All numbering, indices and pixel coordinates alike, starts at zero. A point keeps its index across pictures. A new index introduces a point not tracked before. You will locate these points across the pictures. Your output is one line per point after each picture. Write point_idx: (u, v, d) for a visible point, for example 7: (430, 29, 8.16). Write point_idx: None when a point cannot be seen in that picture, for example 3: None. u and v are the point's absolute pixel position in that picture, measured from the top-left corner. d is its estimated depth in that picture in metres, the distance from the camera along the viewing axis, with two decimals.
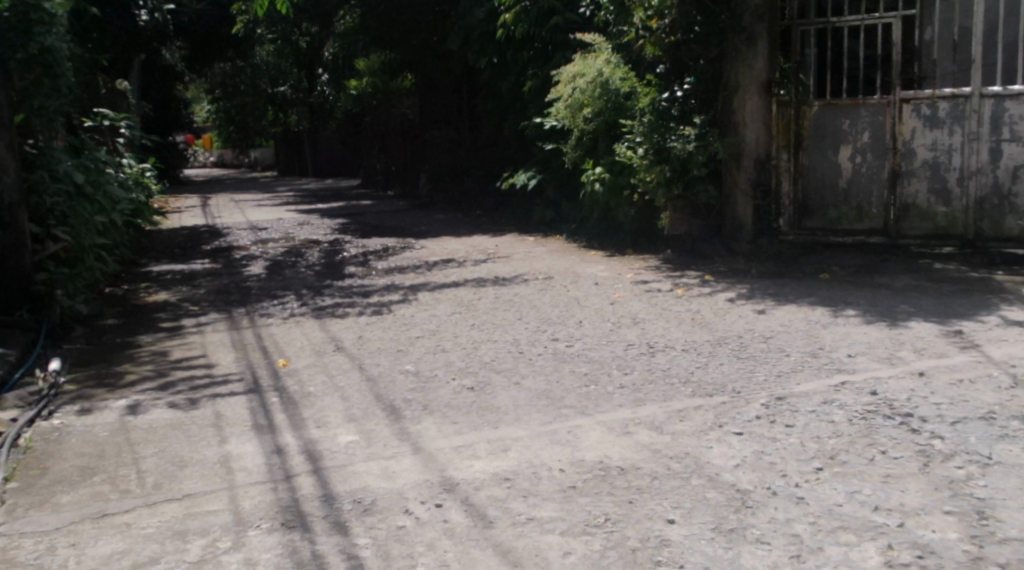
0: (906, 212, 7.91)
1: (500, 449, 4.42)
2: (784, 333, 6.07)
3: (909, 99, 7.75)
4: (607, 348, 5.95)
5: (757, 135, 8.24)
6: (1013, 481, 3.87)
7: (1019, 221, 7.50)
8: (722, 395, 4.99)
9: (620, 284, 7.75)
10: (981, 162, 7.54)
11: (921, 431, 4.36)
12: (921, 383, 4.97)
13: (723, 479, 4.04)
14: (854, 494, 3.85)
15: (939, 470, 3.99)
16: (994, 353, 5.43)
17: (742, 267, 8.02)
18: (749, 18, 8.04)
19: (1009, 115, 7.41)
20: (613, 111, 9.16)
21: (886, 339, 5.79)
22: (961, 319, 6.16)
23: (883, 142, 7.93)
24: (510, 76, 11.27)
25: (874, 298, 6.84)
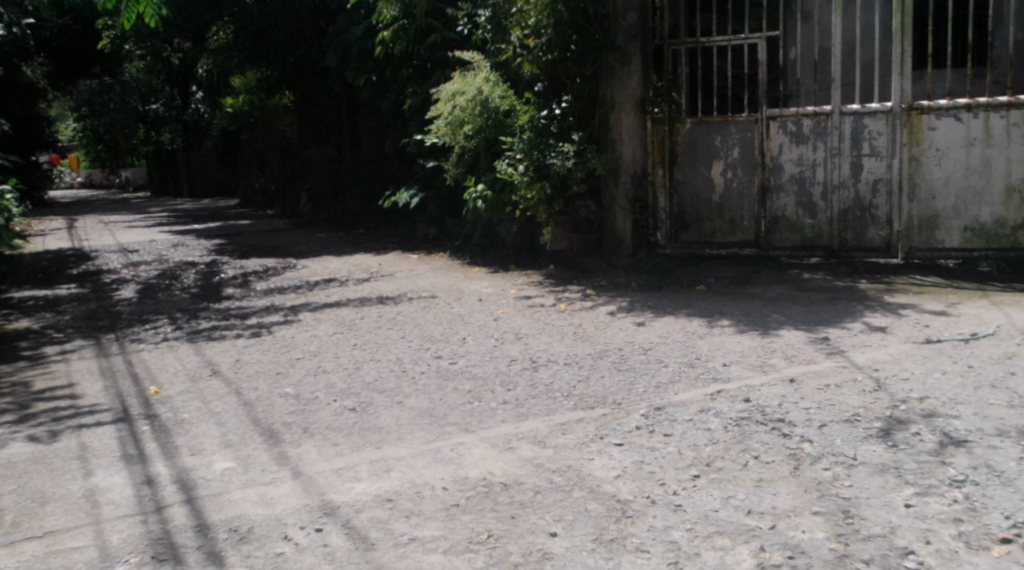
0: (776, 224, 8.22)
1: (382, 470, 4.38)
2: (662, 344, 6.23)
3: (775, 116, 8.08)
4: (490, 364, 5.97)
5: (634, 151, 8.46)
6: (876, 479, 4.05)
7: (879, 232, 7.90)
8: (603, 407, 5.07)
9: (503, 300, 7.80)
10: (843, 177, 7.91)
11: (791, 435, 4.53)
12: (792, 389, 5.17)
13: (604, 490, 4.10)
14: (729, 499, 3.97)
15: (808, 472, 4.15)
16: (858, 358, 5.69)
17: (623, 280, 8.17)
18: (623, 37, 8.27)
19: (868, 131, 7.80)
20: (493, 128, 9.02)
21: (758, 348, 6.00)
22: (827, 326, 6.44)
23: (753, 158, 8.23)
24: (389, 94, 11.18)
25: (747, 307, 7.08)
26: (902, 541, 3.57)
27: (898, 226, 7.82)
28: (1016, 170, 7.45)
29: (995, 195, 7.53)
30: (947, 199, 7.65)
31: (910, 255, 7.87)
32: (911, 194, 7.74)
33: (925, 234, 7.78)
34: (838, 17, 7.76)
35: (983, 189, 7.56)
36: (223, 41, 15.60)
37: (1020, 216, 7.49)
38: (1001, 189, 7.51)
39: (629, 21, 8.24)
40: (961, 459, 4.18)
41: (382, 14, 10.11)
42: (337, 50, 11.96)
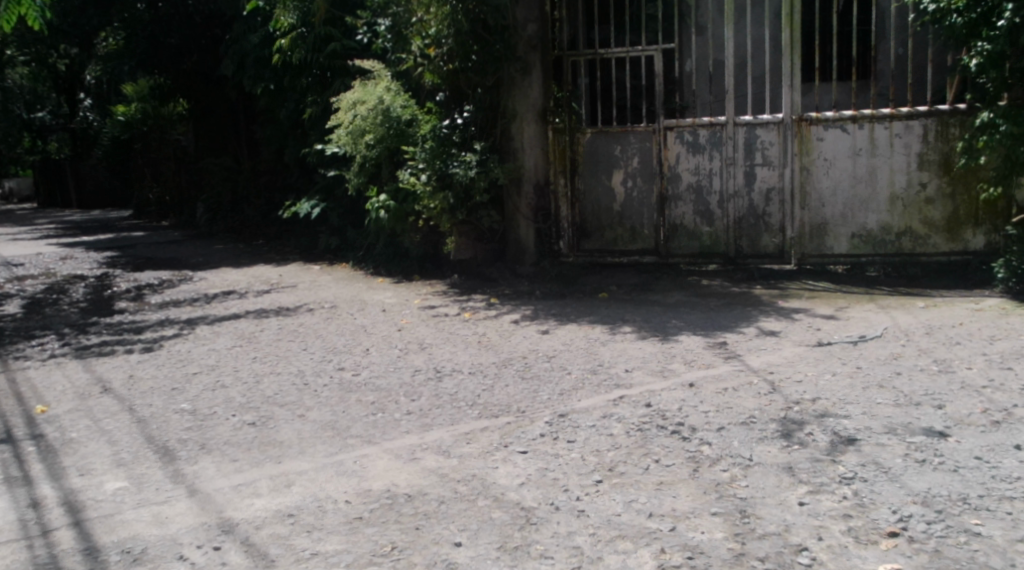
0: (674, 232, 8.41)
1: (283, 485, 4.30)
2: (565, 351, 6.28)
3: (672, 127, 8.25)
4: (394, 375, 5.92)
5: (536, 161, 8.49)
6: (771, 479, 4.17)
7: (773, 239, 8.15)
8: (508, 415, 5.09)
9: (407, 310, 7.75)
10: (738, 186, 8.14)
11: (691, 438, 4.63)
12: (691, 393, 5.28)
13: (508, 498, 4.11)
14: (631, 503, 4.02)
15: (707, 474, 4.24)
16: (754, 361, 5.85)
17: (526, 289, 8.22)
18: (523, 48, 8.28)
19: (761, 141, 8.04)
20: (396, 137, 8.82)
21: (659, 353, 6.10)
22: (725, 331, 6.60)
23: (651, 167, 8.39)
24: (288, 102, 10.96)
25: (648, 314, 7.20)
26: (796, 538, 3.68)
27: (790, 234, 8.08)
28: (899, 180, 7.77)
29: (880, 203, 7.85)
30: (836, 207, 7.95)
31: (803, 261, 8.12)
32: (802, 203, 8.01)
33: (817, 241, 8.05)
34: (730, 31, 7.97)
35: (868, 198, 7.87)
36: (113, 47, 15.22)
37: (903, 223, 7.82)
38: (885, 198, 7.83)
39: (528, 33, 8.29)
40: (851, 457, 4.33)
41: (280, 21, 10.01)
42: (234, 59, 11.74)
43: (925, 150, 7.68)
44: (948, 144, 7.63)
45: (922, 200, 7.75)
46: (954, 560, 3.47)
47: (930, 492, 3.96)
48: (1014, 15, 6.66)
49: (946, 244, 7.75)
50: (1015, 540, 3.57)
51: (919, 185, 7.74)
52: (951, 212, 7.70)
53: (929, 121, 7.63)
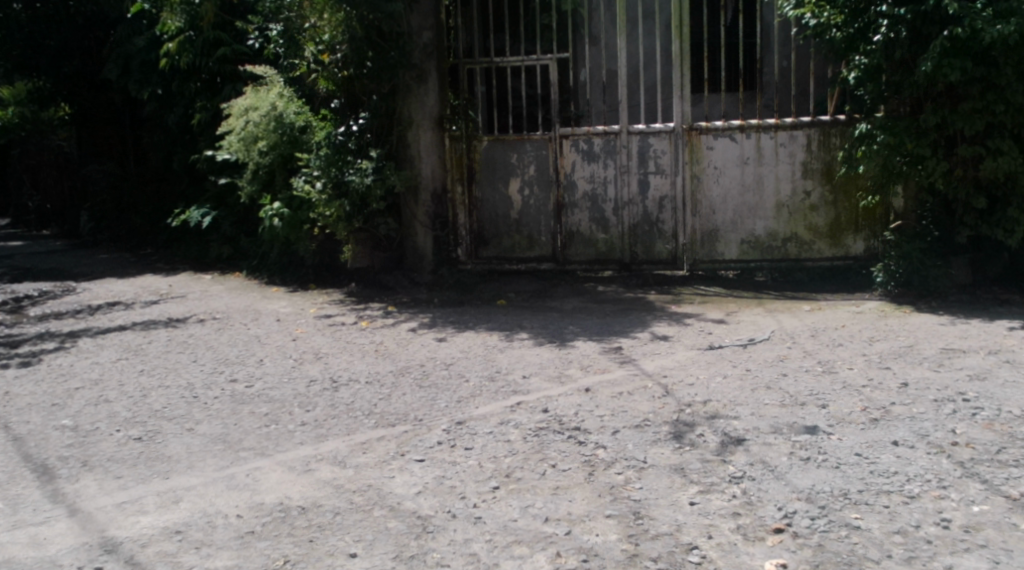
0: (571, 239, 8.50)
1: (170, 501, 4.18)
2: (463, 358, 6.27)
3: (567, 135, 8.36)
4: (288, 386, 5.82)
5: (433, 169, 8.42)
6: (664, 480, 4.25)
7: (666, 245, 8.32)
8: (405, 424, 5.06)
9: (303, 319, 7.63)
10: (632, 194, 8.29)
11: (586, 443, 4.68)
12: (587, 398, 5.34)
13: (405, 507, 4.09)
14: (527, 508, 4.04)
15: (602, 477, 4.30)
16: (648, 366, 5.95)
17: (424, 296, 8.16)
18: (419, 56, 8.24)
19: (653, 150, 8.21)
20: (289, 144, 8.65)
21: (556, 359, 6.16)
22: (619, 336, 6.71)
23: (548, 175, 8.47)
24: (176, 108, 10.62)
25: (545, 320, 7.25)
26: (687, 537, 3.76)
27: (682, 240, 8.27)
28: (785, 188, 8.03)
29: (767, 210, 8.10)
30: (726, 214, 8.16)
31: (695, 267, 8.32)
32: (694, 210, 8.21)
33: (708, 247, 8.26)
34: (623, 41, 8.14)
35: (756, 205, 8.11)
36: None
37: (789, 230, 8.09)
38: (772, 205, 8.08)
39: (424, 40, 8.25)
40: (739, 457, 4.45)
41: (167, 25, 9.75)
42: (118, 62, 11.34)
43: (809, 159, 7.96)
44: (830, 154, 7.93)
45: (806, 207, 8.02)
46: (836, 554, 3.60)
47: (813, 488, 4.10)
48: (889, 30, 6.94)
49: (829, 250, 8.05)
50: (892, 532, 3.72)
51: (804, 193, 8.01)
52: (834, 219, 8.00)
53: (812, 131, 7.92)
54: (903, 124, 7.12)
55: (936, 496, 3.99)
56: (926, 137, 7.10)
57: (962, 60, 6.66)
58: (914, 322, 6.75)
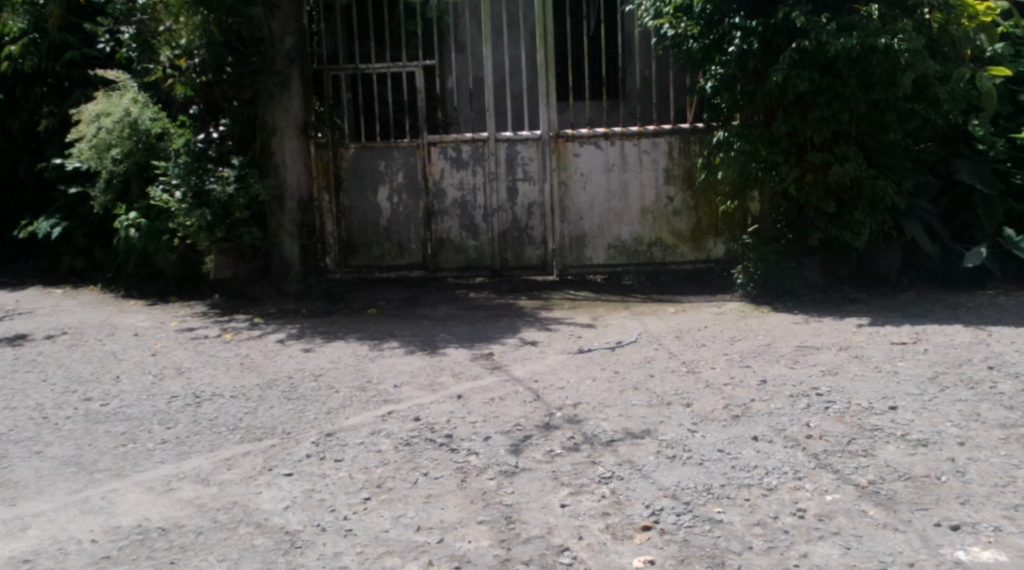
0: (441, 246, 8.50)
1: (18, 530, 3.95)
2: (333, 369, 6.17)
3: (435, 143, 8.34)
4: (147, 403, 5.60)
5: (299, 177, 8.26)
6: (536, 484, 4.28)
7: (536, 251, 8.42)
8: (272, 438, 4.94)
9: (162, 333, 7.36)
10: (501, 201, 8.35)
11: (459, 449, 4.68)
12: (459, 404, 5.34)
13: (272, 524, 3.99)
14: (399, 518, 4.00)
15: (474, 484, 4.30)
16: (519, 371, 6.00)
17: (292, 307, 7.99)
18: (281, 61, 8.05)
19: (521, 157, 8.29)
20: (145, 152, 8.31)
21: (427, 367, 6.13)
22: (489, 342, 6.73)
23: (416, 183, 8.44)
24: (20, 114, 10.04)
25: (417, 328, 7.22)
26: (558, 539, 3.80)
27: (551, 245, 8.38)
28: (649, 194, 8.25)
29: (633, 216, 8.29)
30: (593, 219, 8.31)
31: (564, 272, 8.45)
32: (562, 216, 8.32)
33: (577, 252, 8.39)
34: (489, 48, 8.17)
35: (622, 210, 8.29)
36: None
37: (653, 234, 8.31)
38: (637, 210, 8.28)
39: (287, 46, 8.08)
40: (608, 458, 4.53)
41: (8, 27, 9.31)
42: None
43: (670, 166, 8.21)
44: (690, 160, 8.20)
45: (669, 212, 8.26)
46: (700, 548, 3.70)
47: (679, 485, 4.21)
48: (743, 41, 7.22)
49: (691, 254, 8.32)
50: (752, 524, 3.86)
51: (667, 199, 8.25)
52: (696, 223, 8.27)
53: (673, 139, 8.17)
54: (757, 132, 7.44)
55: (792, 487, 4.16)
56: (779, 144, 7.41)
57: (810, 71, 6.97)
58: (773, 321, 7.02)
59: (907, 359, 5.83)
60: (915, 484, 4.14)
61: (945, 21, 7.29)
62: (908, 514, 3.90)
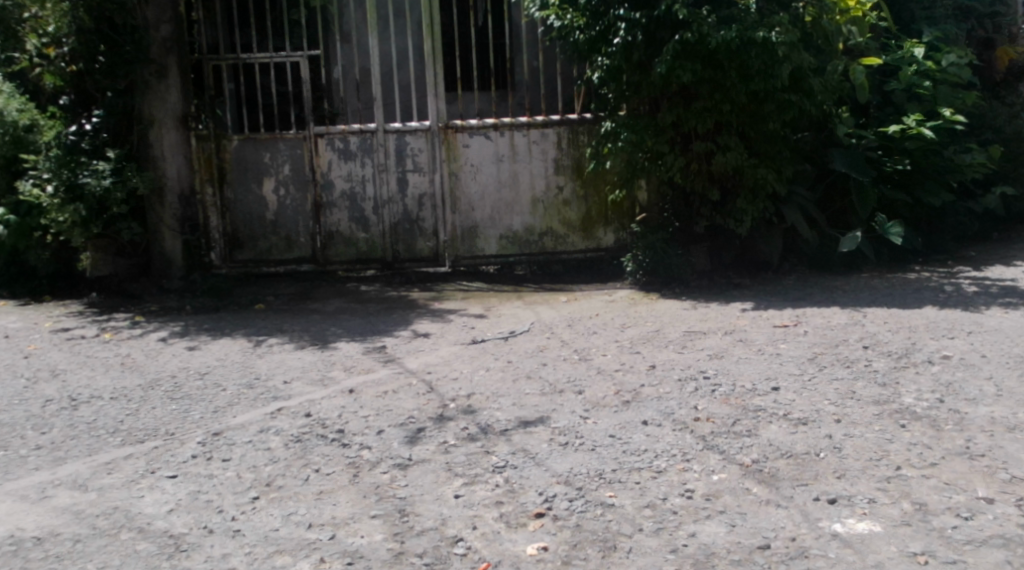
0: (330, 239, 8.37)
1: None
2: (219, 367, 6.01)
3: (322, 134, 8.21)
4: (20, 408, 5.35)
5: (180, 169, 8.02)
6: (429, 476, 4.26)
7: (428, 243, 8.37)
8: (155, 439, 4.78)
9: (36, 334, 7.04)
10: (391, 192, 8.27)
11: (350, 444, 4.62)
12: (351, 399, 5.27)
13: (155, 528, 3.86)
14: (289, 516, 3.93)
15: (367, 478, 4.25)
16: (412, 363, 5.96)
17: (175, 304, 7.76)
18: (157, 50, 7.83)
19: (410, 148, 8.22)
20: (12, 145, 7.82)
21: (318, 362, 6.03)
22: (381, 335, 6.67)
23: (303, 175, 8.29)
24: None
25: (306, 323, 7.10)
26: (452, 530, 3.79)
27: (443, 237, 8.34)
28: (539, 183, 8.30)
29: (523, 206, 8.33)
30: (484, 210, 8.32)
31: (456, 263, 8.43)
32: (453, 207, 8.30)
33: (468, 244, 8.37)
34: (375, 39, 8.07)
35: (513, 201, 8.32)
36: None
37: (545, 224, 8.37)
38: (528, 201, 8.32)
39: (162, 34, 7.84)
40: (502, 447, 4.55)
41: None
42: None
43: (560, 156, 8.28)
44: (579, 150, 8.30)
45: (559, 202, 8.34)
46: (592, 532, 3.75)
47: (571, 471, 4.26)
48: (628, 33, 7.28)
49: (582, 243, 8.42)
50: (642, 507, 3.93)
51: (557, 189, 8.32)
52: (585, 213, 8.38)
53: (562, 129, 8.25)
54: (642, 123, 7.57)
55: (681, 468, 4.26)
56: (664, 134, 7.57)
57: (693, 63, 7.12)
58: (661, 308, 7.16)
59: (788, 342, 6.03)
60: (796, 461, 4.29)
61: (818, 17, 7.45)
62: (790, 490, 4.03)
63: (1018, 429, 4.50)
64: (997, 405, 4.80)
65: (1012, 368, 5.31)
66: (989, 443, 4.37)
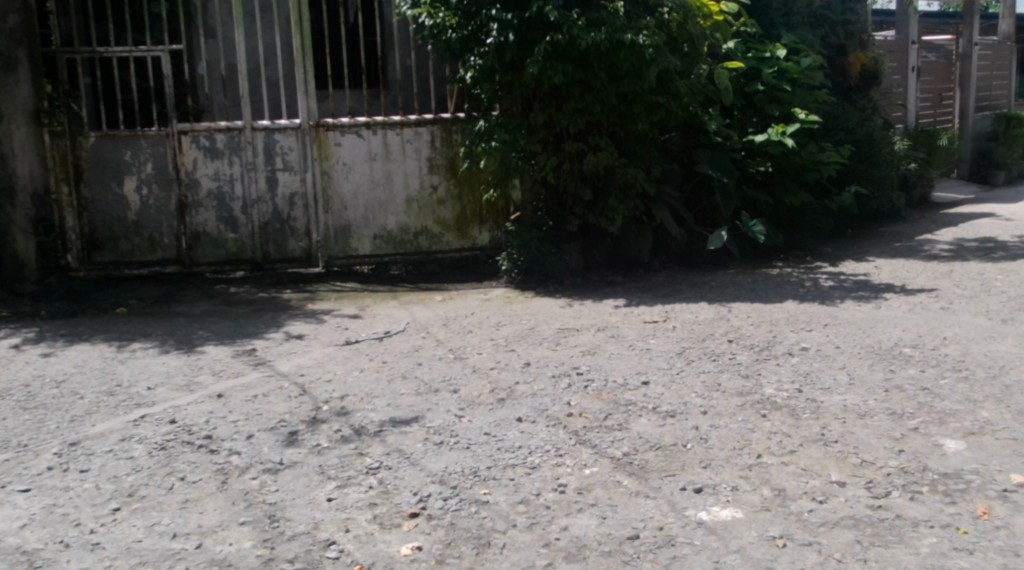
0: (197, 240, 8.13)
1: None
2: (77, 375, 5.75)
3: (186, 131, 7.96)
4: None
5: (31, 167, 7.66)
6: (301, 480, 4.18)
7: (299, 243, 8.22)
8: (6, 452, 4.54)
9: None
10: (261, 192, 8.08)
11: (218, 450, 4.49)
12: (219, 404, 5.13)
13: (6, 544, 3.68)
14: (152, 527, 3.80)
15: (235, 485, 4.15)
16: (283, 366, 5.84)
17: (28, 309, 7.37)
18: (5, 41, 7.45)
19: (279, 146, 8.05)
20: None
21: (184, 367, 5.84)
22: (251, 338, 6.51)
23: (167, 173, 8.01)
24: None
25: (172, 326, 6.87)
26: (324, 534, 3.74)
27: (315, 237, 8.20)
28: (413, 183, 8.26)
29: (397, 205, 8.27)
30: (357, 210, 8.22)
31: (329, 264, 8.30)
32: (325, 206, 8.17)
33: (341, 244, 8.27)
34: (242, 35, 7.89)
35: (387, 200, 8.25)
36: None
37: (419, 223, 8.33)
38: (402, 200, 8.27)
39: (10, 24, 7.46)
40: (376, 448, 4.51)
41: None
42: None
43: (433, 155, 8.26)
44: (452, 149, 8.29)
45: (434, 201, 8.32)
46: (466, 530, 3.76)
47: (446, 470, 4.26)
48: (500, 33, 7.32)
49: (457, 242, 8.43)
50: (516, 502, 3.96)
51: (431, 188, 8.30)
52: (460, 212, 8.39)
53: (435, 128, 8.22)
54: (515, 122, 7.63)
55: (554, 464, 4.31)
56: (537, 134, 7.64)
57: (564, 64, 7.21)
58: (536, 306, 7.24)
59: (657, 337, 6.19)
60: (664, 452, 4.40)
61: (682, 22, 7.61)
62: (658, 481, 4.14)
63: (868, 416, 4.74)
64: (850, 393, 5.04)
65: (864, 358, 5.59)
66: (843, 429, 4.59)
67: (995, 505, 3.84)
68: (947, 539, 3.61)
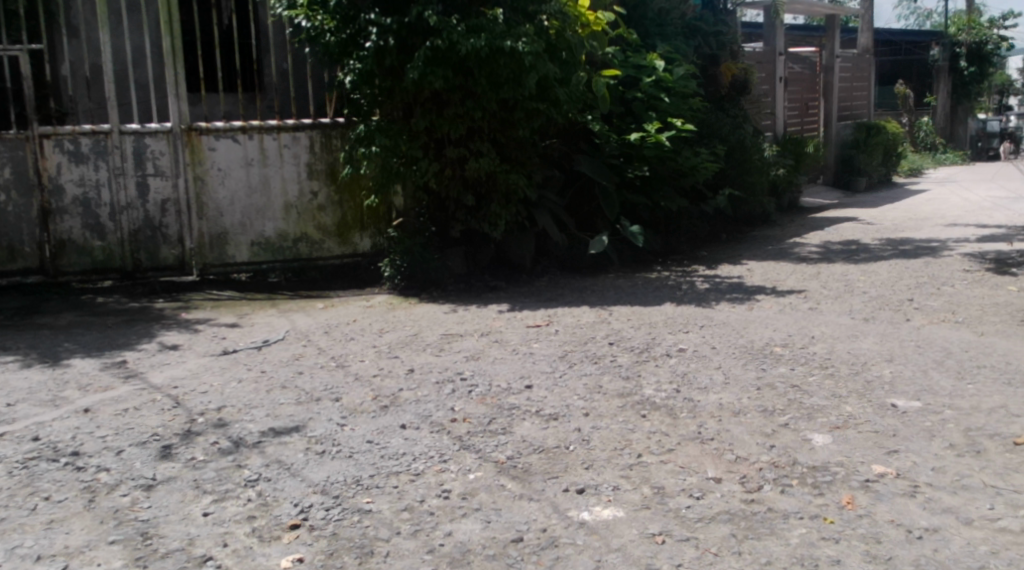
0: (61, 249, 7.78)
1: None
2: None
3: (48, 134, 7.61)
4: None
5: None
6: (175, 496, 4.04)
7: (172, 251, 7.96)
8: None
9: None
10: (130, 197, 7.80)
11: (86, 467, 4.30)
12: (86, 419, 4.91)
13: None
14: (13, 550, 3.60)
15: (104, 503, 3.98)
16: (155, 378, 5.64)
17: None
18: None
19: (150, 150, 7.78)
20: None
21: (47, 382, 5.57)
22: (121, 350, 6.26)
23: (27, 179, 7.65)
24: None
25: (35, 339, 6.55)
26: (200, 550, 3.63)
27: (189, 244, 7.97)
28: (291, 189, 8.11)
29: (275, 211, 8.10)
30: (234, 216, 8.01)
31: (205, 272, 8.07)
32: (200, 213, 7.95)
33: (217, 251, 8.05)
34: (107, 35, 7.59)
35: (264, 206, 8.07)
36: None
37: (298, 230, 8.18)
38: (280, 206, 8.10)
39: None
40: (254, 460, 4.40)
41: None
42: None
43: (312, 160, 8.13)
44: (332, 155, 8.18)
45: (313, 207, 8.19)
46: (349, 539, 3.70)
47: (328, 480, 4.18)
48: (379, 37, 7.24)
49: (338, 248, 8.31)
50: (400, 510, 3.93)
51: (310, 194, 8.17)
52: (340, 218, 8.28)
53: (314, 133, 8.10)
54: (396, 127, 7.58)
55: (438, 470, 4.29)
56: (418, 140, 7.60)
57: (444, 69, 7.20)
58: (420, 312, 7.20)
59: (540, 340, 6.25)
60: (547, 455, 4.44)
61: (561, 29, 7.64)
62: (541, 483, 4.17)
63: (742, 414, 4.88)
64: (725, 392, 5.19)
65: (737, 358, 5.77)
66: (718, 427, 4.72)
67: (859, 495, 4.01)
68: (815, 529, 3.76)
